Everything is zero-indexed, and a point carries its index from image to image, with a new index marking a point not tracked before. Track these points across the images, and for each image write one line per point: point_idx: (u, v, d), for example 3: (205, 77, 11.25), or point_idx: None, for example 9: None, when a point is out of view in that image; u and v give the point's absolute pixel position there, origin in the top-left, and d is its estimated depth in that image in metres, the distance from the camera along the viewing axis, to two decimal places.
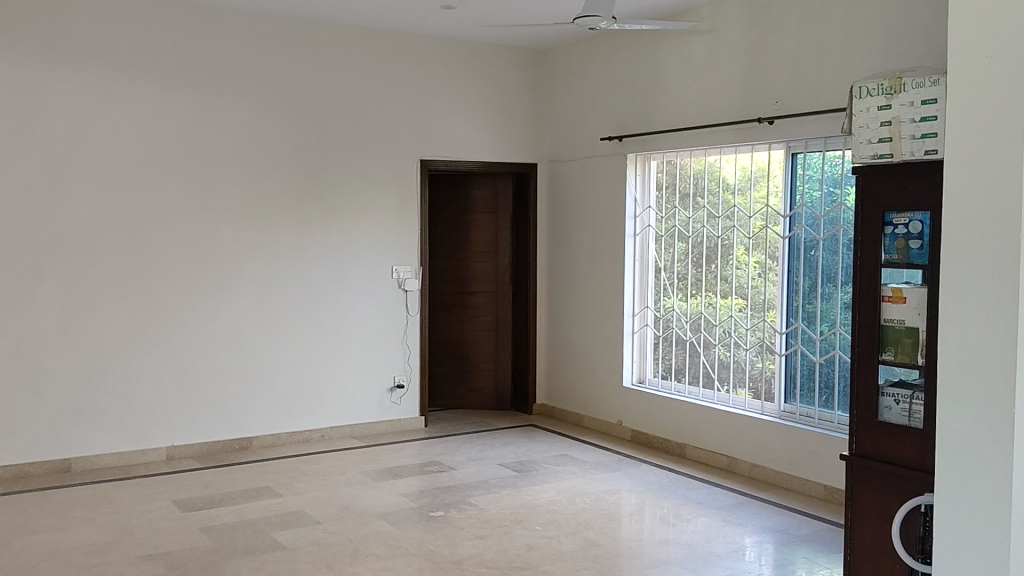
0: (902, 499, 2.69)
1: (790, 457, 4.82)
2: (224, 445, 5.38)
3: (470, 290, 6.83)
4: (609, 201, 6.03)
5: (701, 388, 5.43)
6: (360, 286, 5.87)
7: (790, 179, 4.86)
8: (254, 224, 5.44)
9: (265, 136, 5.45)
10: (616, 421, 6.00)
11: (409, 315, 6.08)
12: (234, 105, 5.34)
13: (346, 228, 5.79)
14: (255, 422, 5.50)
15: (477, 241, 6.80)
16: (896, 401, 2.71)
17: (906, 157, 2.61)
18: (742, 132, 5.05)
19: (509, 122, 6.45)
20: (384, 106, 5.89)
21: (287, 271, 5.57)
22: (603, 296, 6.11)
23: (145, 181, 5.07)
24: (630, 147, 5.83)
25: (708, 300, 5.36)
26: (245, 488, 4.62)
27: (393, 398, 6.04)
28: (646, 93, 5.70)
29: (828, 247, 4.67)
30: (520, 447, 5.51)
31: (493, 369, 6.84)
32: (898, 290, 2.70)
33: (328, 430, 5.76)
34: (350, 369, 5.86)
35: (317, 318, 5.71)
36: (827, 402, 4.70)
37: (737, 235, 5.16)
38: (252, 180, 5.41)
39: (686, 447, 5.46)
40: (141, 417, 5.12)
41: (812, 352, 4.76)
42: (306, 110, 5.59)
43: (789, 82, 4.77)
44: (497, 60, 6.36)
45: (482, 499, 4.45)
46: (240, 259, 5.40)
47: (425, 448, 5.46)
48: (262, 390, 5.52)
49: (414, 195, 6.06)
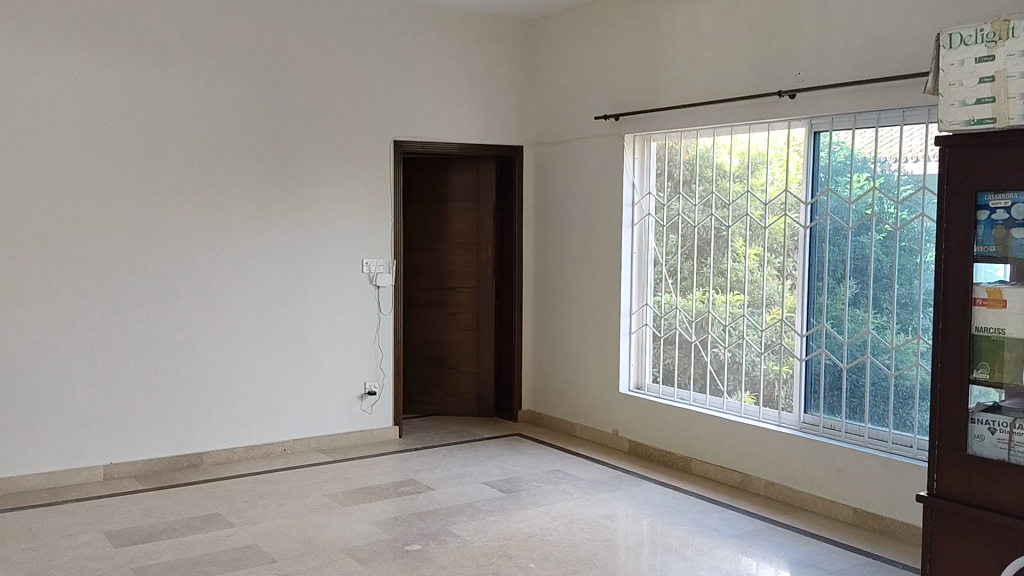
0: (1000, 556, 2.18)
1: (811, 475, 4.26)
2: (171, 463, 4.75)
3: (448, 286, 6.21)
4: (604, 186, 5.45)
5: (709, 395, 4.88)
6: (328, 281, 5.27)
7: (812, 162, 4.34)
8: (206, 211, 4.81)
9: (219, 111, 4.82)
10: (611, 431, 5.44)
11: (382, 313, 5.48)
12: (183, 76, 4.72)
13: (309, 217, 5.17)
14: (205, 436, 4.87)
15: (457, 232, 6.18)
16: (990, 430, 2.20)
17: (1015, 122, 2.09)
18: (757, 108, 4.50)
19: (493, 99, 5.87)
20: (355, 79, 5.29)
21: (241, 265, 4.94)
22: (597, 293, 5.53)
23: (79, 163, 4.43)
24: (628, 126, 5.25)
25: (717, 296, 4.81)
26: (191, 517, 4.00)
27: (364, 407, 5.44)
28: (647, 66, 5.12)
29: (858, 237, 4.13)
30: (506, 462, 4.93)
31: (475, 371, 6.25)
32: (995, 292, 2.18)
33: (290, 443, 5.14)
34: (316, 374, 5.25)
35: (278, 318, 5.09)
36: (855, 413, 4.16)
37: (751, 224, 4.62)
38: (203, 162, 4.79)
39: (691, 461, 4.89)
40: (74, 432, 4.47)
41: (838, 357, 4.23)
42: (264, 83, 4.97)
43: (813, 49, 4.21)
44: (480, 32, 5.77)
45: (465, 528, 3.86)
46: (189, 250, 4.77)
47: (400, 464, 4.87)
48: (216, 401, 4.90)
49: (386, 179, 5.44)
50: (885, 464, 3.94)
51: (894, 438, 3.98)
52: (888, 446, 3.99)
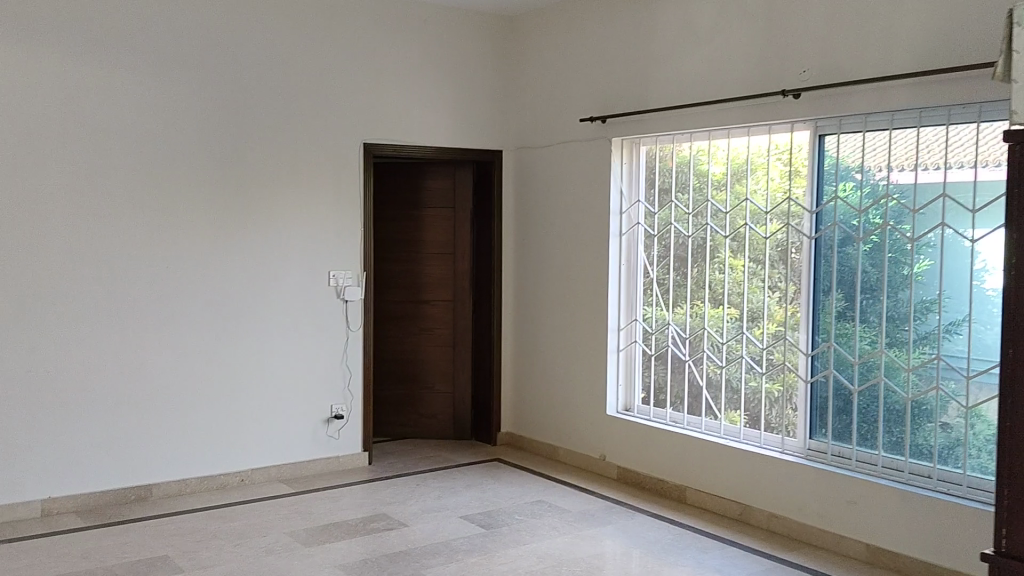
0: None
1: (818, 508, 3.91)
2: (117, 496, 4.31)
3: (423, 299, 5.83)
4: (590, 193, 5.09)
5: (705, 419, 4.53)
6: (292, 296, 4.87)
7: (817, 168, 4.01)
8: (155, 220, 4.40)
9: (171, 111, 4.42)
10: (599, 456, 5.07)
11: (351, 330, 5.09)
12: (130, 70, 4.30)
13: (271, 227, 4.77)
14: (154, 466, 4.43)
15: (431, 242, 5.80)
16: None
17: None
18: (756, 110, 4.16)
19: (470, 101, 5.50)
20: (321, 78, 4.90)
21: (196, 279, 4.53)
22: (583, 307, 5.17)
23: (12, 165, 3.99)
24: (616, 129, 4.91)
25: (714, 311, 4.47)
26: (135, 560, 3.58)
27: (331, 432, 5.03)
28: (637, 65, 4.78)
29: (871, 249, 3.81)
30: (486, 492, 4.55)
31: (451, 391, 5.86)
32: None
33: (249, 473, 4.72)
34: (279, 397, 4.84)
35: (236, 337, 4.67)
36: (867, 440, 3.82)
37: (751, 234, 4.28)
38: (152, 165, 4.38)
39: (686, 490, 4.52)
40: (6, 464, 4.03)
41: (847, 379, 3.89)
42: (222, 80, 4.57)
43: (820, 43, 3.88)
44: (456, 28, 5.41)
45: (442, 571, 3.48)
46: (137, 263, 4.35)
47: (370, 495, 4.47)
48: (167, 427, 4.47)
49: (354, 185, 5.06)
50: (902, 497, 3.61)
51: (911, 468, 3.65)
52: (904, 476, 3.66)
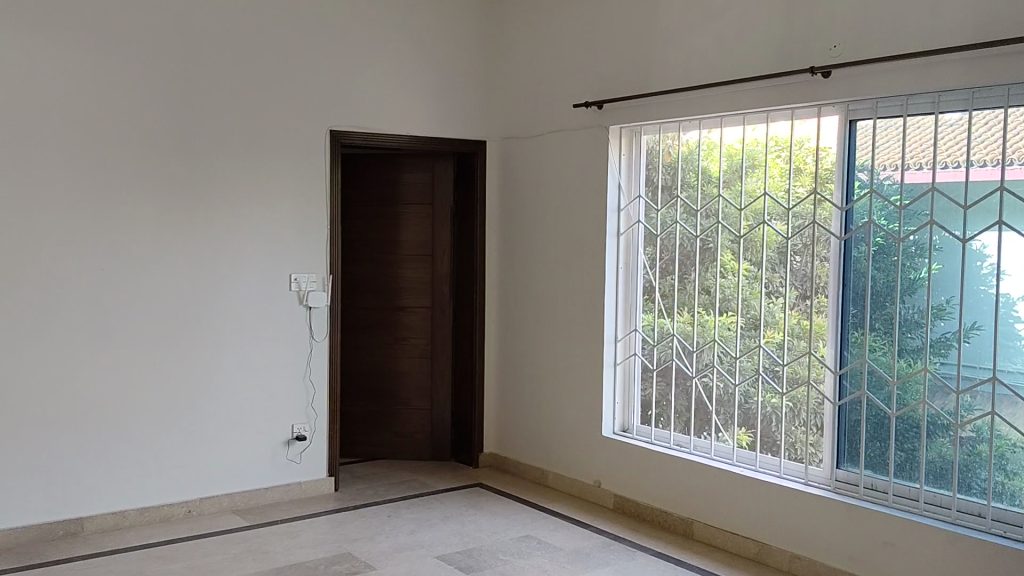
0: None
1: (849, 550, 3.40)
2: (42, 533, 3.74)
3: (397, 306, 5.29)
4: (584, 189, 4.58)
5: (716, 444, 4.01)
6: (250, 302, 4.32)
7: (847, 160, 3.50)
8: (88, 217, 3.84)
9: (107, 93, 3.87)
10: (594, 483, 4.55)
11: (316, 340, 4.55)
12: (59, 43, 3.75)
13: (224, 224, 4.23)
14: (86, 497, 3.87)
15: (407, 242, 5.27)
16: None
17: None
18: (775, 93, 3.65)
19: (449, 88, 4.98)
20: (284, 58, 4.37)
21: (137, 283, 3.98)
22: (575, 316, 4.65)
23: None
24: (614, 117, 4.39)
25: (726, 320, 3.96)
26: None
27: (292, 455, 4.48)
28: (639, 45, 4.27)
29: (911, 252, 3.29)
30: (467, 525, 4.02)
31: (428, 408, 5.33)
32: None
33: (197, 503, 4.16)
34: (232, 416, 4.29)
35: (184, 348, 4.12)
36: (906, 473, 3.31)
37: (768, 233, 3.77)
38: (85, 153, 3.83)
39: (693, 525, 4.01)
40: None
41: (883, 402, 3.38)
42: (168, 58, 4.02)
43: (852, 15, 3.36)
44: (434, 6, 4.89)
45: None
46: (68, 266, 3.80)
47: (333, 530, 3.93)
48: (102, 453, 3.91)
49: (320, 179, 4.53)
50: (949, 541, 3.09)
51: (959, 506, 3.14)
52: (950, 515, 3.15)
